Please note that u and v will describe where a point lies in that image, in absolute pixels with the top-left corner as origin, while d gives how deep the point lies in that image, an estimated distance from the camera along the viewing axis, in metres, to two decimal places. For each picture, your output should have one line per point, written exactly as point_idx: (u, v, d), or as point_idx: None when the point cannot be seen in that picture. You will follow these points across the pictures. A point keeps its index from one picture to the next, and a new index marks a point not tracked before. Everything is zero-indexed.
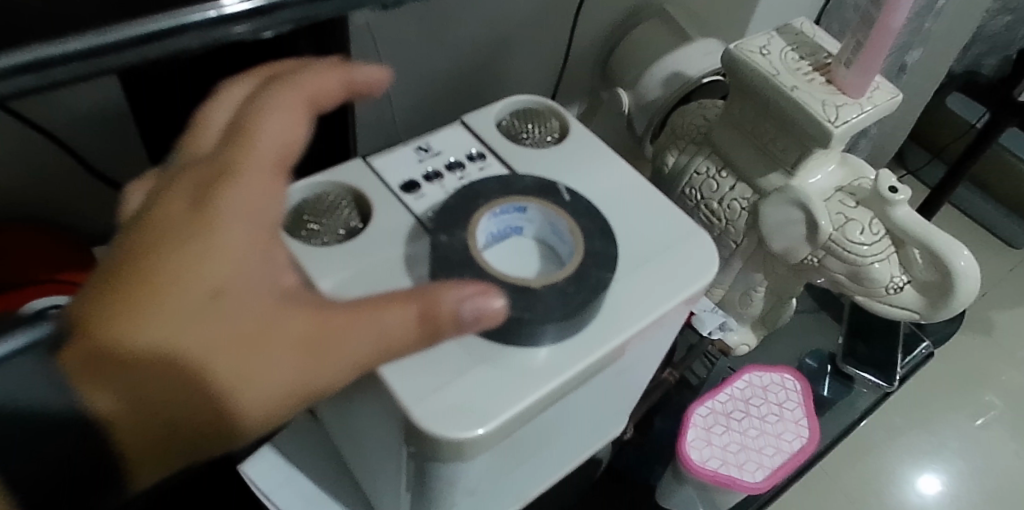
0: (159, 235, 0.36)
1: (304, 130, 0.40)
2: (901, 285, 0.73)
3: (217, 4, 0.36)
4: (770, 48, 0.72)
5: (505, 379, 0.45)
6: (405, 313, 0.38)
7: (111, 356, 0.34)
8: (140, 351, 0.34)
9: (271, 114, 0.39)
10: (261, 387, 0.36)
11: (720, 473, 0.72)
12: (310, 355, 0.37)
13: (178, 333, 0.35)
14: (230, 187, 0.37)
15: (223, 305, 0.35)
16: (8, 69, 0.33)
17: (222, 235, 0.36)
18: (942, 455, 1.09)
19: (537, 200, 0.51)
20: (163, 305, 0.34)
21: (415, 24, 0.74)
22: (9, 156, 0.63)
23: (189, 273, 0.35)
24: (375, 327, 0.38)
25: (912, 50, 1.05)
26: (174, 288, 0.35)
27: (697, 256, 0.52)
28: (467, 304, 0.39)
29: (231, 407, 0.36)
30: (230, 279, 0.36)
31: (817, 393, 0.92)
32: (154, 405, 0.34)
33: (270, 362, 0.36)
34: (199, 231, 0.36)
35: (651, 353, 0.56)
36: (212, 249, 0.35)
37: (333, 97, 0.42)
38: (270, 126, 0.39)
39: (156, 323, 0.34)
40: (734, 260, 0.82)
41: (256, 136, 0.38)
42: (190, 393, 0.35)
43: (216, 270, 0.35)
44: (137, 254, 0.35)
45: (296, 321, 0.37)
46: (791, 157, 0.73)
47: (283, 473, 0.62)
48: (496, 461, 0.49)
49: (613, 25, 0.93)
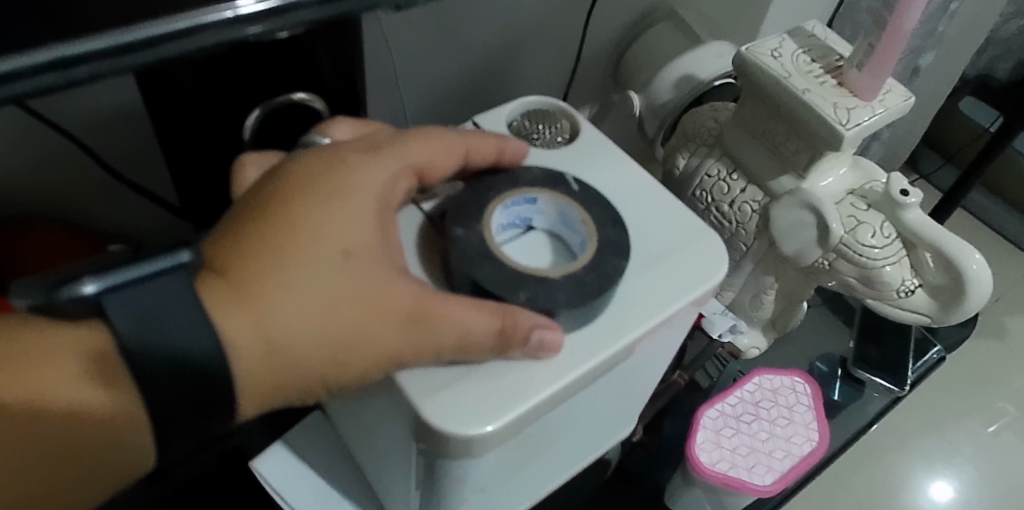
0: (300, 192, 0.42)
1: (446, 159, 0.49)
2: (913, 289, 0.73)
3: (233, 4, 0.37)
4: (782, 51, 0.72)
5: (511, 378, 0.45)
6: (494, 320, 0.43)
7: (250, 287, 0.39)
8: (275, 286, 0.40)
9: (423, 140, 0.48)
10: (365, 345, 0.41)
11: (729, 475, 0.72)
12: (411, 328, 0.42)
13: (311, 277, 0.40)
14: (375, 171, 0.44)
15: (354, 263, 0.41)
16: (33, 67, 0.33)
17: (364, 204, 0.43)
18: (955, 460, 1.08)
19: (547, 191, 0.51)
20: (301, 250, 0.40)
21: (427, 26, 0.75)
22: (25, 154, 0.64)
23: (332, 227, 0.41)
24: (468, 321, 0.42)
25: (925, 54, 1.05)
26: (316, 236, 0.41)
27: (708, 256, 0.52)
28: (544, 332, 0.44)
29: (336, 357, 0.41)
30: (364, 244, 0.42)
31: (828, 397, 0.92)
32: (276, 337, 0.39)
33: (377, 324, 0.41)
34: (349, 196, 0.43)
35: (661, 353, 0.56)
36: (347, 215, 0.42)
37: (483, 156, 0.51)
38: (419, 146, 0.47)
39: (295, 264, 0.40)
40: (745, 262, 0.82)
41: (406, 143, 0.47)
42: (305, 336, 0.40)
43: (353, 231, 0.42)
44: (287, 204, 0.42)
45: (404, 295, 0.42)
46: (802, 159, 0.73)
47: (294, 468, 0.62)
48: (505, 459, 0.49)
49: (624, 28, 0.93)
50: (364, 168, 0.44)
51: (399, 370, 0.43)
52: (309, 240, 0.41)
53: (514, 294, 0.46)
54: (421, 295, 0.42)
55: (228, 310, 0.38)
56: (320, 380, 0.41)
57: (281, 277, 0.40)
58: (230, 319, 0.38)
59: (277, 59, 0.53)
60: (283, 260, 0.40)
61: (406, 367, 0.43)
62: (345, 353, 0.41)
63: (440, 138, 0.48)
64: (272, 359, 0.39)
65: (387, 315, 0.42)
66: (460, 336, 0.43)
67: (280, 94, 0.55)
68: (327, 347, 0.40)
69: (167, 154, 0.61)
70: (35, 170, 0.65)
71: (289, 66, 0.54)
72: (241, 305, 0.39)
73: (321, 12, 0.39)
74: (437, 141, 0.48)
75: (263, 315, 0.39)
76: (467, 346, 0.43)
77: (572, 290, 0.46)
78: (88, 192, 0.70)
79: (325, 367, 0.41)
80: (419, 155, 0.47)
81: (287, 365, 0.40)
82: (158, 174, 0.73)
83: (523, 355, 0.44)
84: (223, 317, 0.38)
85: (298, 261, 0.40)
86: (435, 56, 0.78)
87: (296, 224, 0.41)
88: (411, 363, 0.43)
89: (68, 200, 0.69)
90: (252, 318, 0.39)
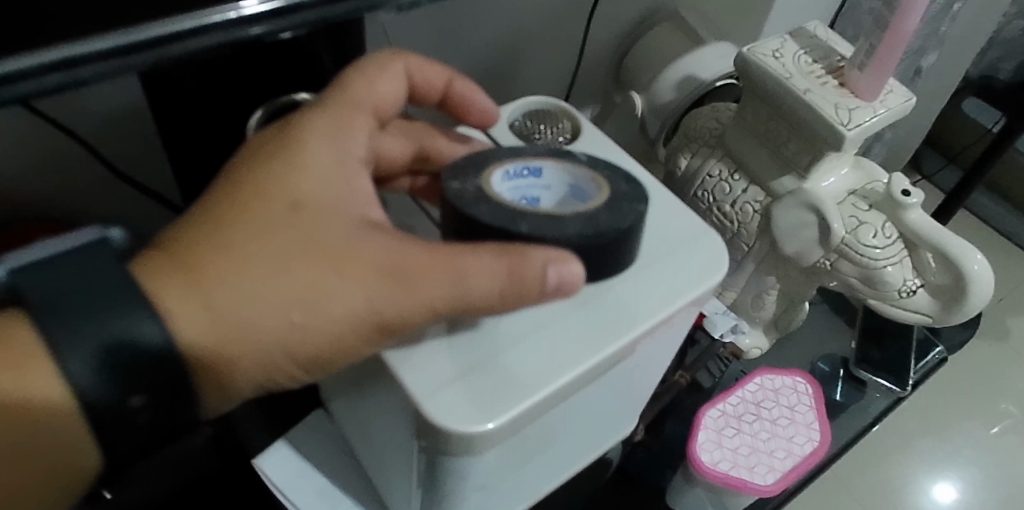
0: (247, 166, 0.43)
1: (399, 86, 0.49)
2: (914, 289, 0.73)
3: (237, 5, 0.37)
4: (783, 51, 0.73)
5: (513, 375, 0.45)
6: (488, 261, 0.41)
7: (196, 257, 0.40)
8: (222, 253, 0.40)
9: (377, 72, 0.48)
10: (332, 301, 0.40)
11: (730, 475, 0.72)
12: (383, 278, 0.41)
13: (258, 237, 0.41)
14: (317, 118, 0.45)
15: (302, 215, 0.42)
16: (39, 67, 0.34)
17: (309, 155, 0.43)
18: (956, 461, 1.08)
19: (553, 160, 0.50)
20: (247, 217, 0.41)
21: (429, 27, 0.75)
22: (31, 154, 0.64)
23: (275, 186, 0.42)
24: (455, 266, 0.41)
25: (928, 54, 1.05)
26: (259, 203, 0.42)
27: (710, 256, 0.52)
28: (564, 265, 0.41)
29: (300, 317, 0.40)
30: (311, 196, 0.43)
31: (830, 398, 0.92)
32: (229, 301, 0.39)
33: (340, 280, 0.41)
34: (292, 151, 0.43)
35: (661, 352, 0.56)
36: (293, 177, 0.43)
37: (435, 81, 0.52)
38: (375, 82, 0.48)
39: (243, 230, 0.41)
40: (746, 263, 0.83)
41: (347, 88, 0.47)
42: (262, 298, 0.40)
43: (297, 185, 0.43)
44: (234, 180, 0.43)
45: (368, 248, 0.42)
46: (803, 160, 0.73)
47: (297, 466, 0.62)
48: (506, 457, 0.50)
49: (626, 29, 0.93)
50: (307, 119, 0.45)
51: (381, 328, 0.42)
52: (255, 204, 0.42)
53: (515, 225, 0.44)
54: (391, 247, 0.42)
55: (171, 278, 0.39)
56: (288, 342, 0.41)
57: (227, 243, 0.40)
58: (175, 288, 0.38)
59: (280, 59, 0.53)
60: (228, 226, 0.41)
61: (386, 322, 0.42)
62: (308, 311, 0.40)
63: (387, 76, 0.48)
64: (229, 325, 0.39)
65: (348, 266, 0.41)
66: (437, 275, 0.41)
67: (282, 93, 0.56)
68: (288, 308, 0.40)
69: (171, 155, 0.62)
70: (39, 170, 0.66)
71: (292, 66, 0.54)
72: (187, 272, 0.39)
73: (324, 12, 0.40)
74: (383, 77, 0.48)
75: (212, 281, 0.39)
76: (459, 290, 0.41)
77: (581, 267, 0.46)
78: (92, 191, 0.70)
79: (286, 327, 0.40)
80: (364, 97, 0.47)
81: (243, 329, 0.39)
82: (162, 174, 0.73)
83: (539, 299, 0.42)
84: (162, 284, 0.38)
85: (243, 224, 0.41)
86: (438, 57, 0.79)
87: (240, 191, 0.42)
88: (390, 319, 0.42)
89: (72, 200, 0.69)
90: (200, 285, 0.39)
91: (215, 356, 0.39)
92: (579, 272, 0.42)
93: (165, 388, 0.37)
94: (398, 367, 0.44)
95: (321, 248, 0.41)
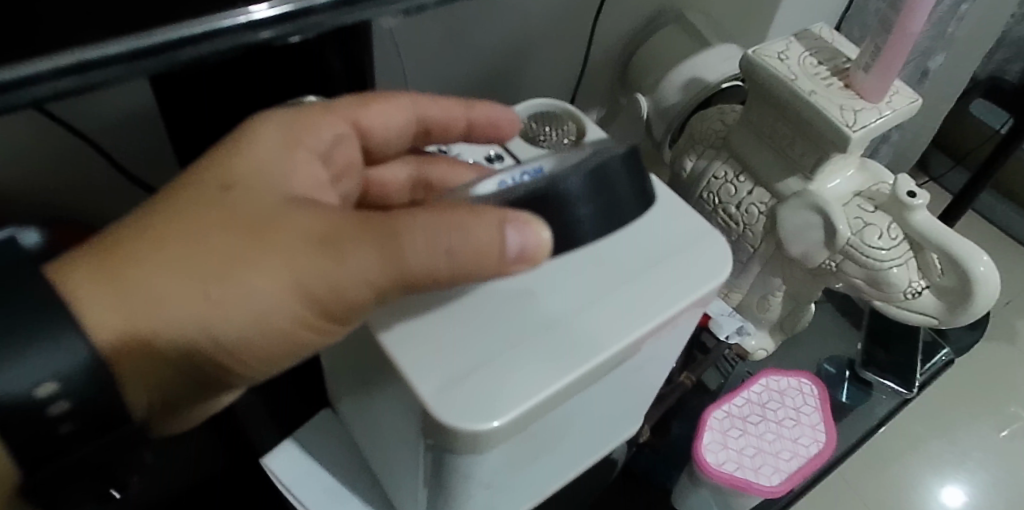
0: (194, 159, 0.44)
1: (397, 117, 0.54)
2: (920, 290, 0.73)
3: (247, 10, 0.38)
4: (789, 53, 0.73)
5: (517, 378, 0.45)
6: (427, 219, 0.39)
7: (116, 235, 0.39)
8: (144, 231, 0.39)
9: (382, 103, 0.53)
10: (255, 272, 0.39)
11: (735, 475, 0.72)
12: (313, 247, 0.39)
13: (179, 217, 0.40)
14: (273, 116, 0.47)
15: (231, 193, 0.41)
16: (53, 72, 0.34)
17: (250, 147, 0.44)
18: (966, 464, 1.08)
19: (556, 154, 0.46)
20: (179, 198, 0.41)
21: (437, 29, 0.75)
22: (43, 156, 0.65)
23: (208, 171, 0.42)
24: (387, 231, 0.39)
25: (935, 56, 1.05)
26: (193, 184, 0.42)
27: (713, 256, 0.52)
28: (525, 225, 0.40)
29: (220, 292, 0.39)
30: (243, 179, 0.43)
31: (836, 399, 0.92)
32: (142, 275, 0.38)
33: (266, 249, 0.39)
34: (235, 143, 0.44)
35: (665, 353, 0.56)
36: (234, 161, 0.43)
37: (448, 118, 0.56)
38: (377, 111, 0.53)
39: (169, 209, 0.40)
40: (753, 264, 0.83)
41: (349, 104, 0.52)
42: (180, 272, 0.39)
43: (232, 169, 0.43)
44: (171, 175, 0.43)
45: (302, 219, 0.40)
46: (809, 161, 0.73)
47: (306, 465, 0.63)
48: (511, 455, 0.50)
49: (631, 31, 0.94)
50: (259, 118, 0.47)
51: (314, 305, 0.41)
52: (181, 190, 0.41)
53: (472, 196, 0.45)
54: (324, 217, 0.40)
55: (86, 262, 0.38)
56: (204, 322, 0.39)
57: (147, 226, 0.40)
58: (83, 266, 0.38)
59: (288, 63, 0.54)
60: (152, 211, 0.41)
61: (315, 297, 0.40)
62: (228, 288, 0.39)
63: (391, 105, 0.53)
64: (137, 297, 0.38)
65: (276, 239, 0.40)
66: (368, 241, 0.39)
67: (290, 95, 0.56)
68: (206, 280, 0.39)
69: (180, 158, 0.62)
70: (51, 171, 0.67)
71: (300, 69, 0.54)
72: (104, 257, 0.38)
73: (333, 17, 0.40)
74: (378, 105, 0.53)
75: (128, 256, 0.38)
76: (395, 255, 0.39)
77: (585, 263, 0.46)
78: (102, 192, 0.71)
79: (201, 306, 0.39)
80: (348, 112, 0.51)
81: (155, 312, 0.38)
82: (171, 176, 0.74)
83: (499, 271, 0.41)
84: (74, 268, 0.38)
85: (168, 207, 0.40)
86: (444, 60, 0.79)
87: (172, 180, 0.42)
88: (318, 292, 0.40)
89: (83, 202, 0.70)
90: (116, 260, 0.38)
91: (125, 341, 0.38)
92: (541, 241, 0.41)
93: (82, 386, 0.36)
94: (398, 359, 0.45)
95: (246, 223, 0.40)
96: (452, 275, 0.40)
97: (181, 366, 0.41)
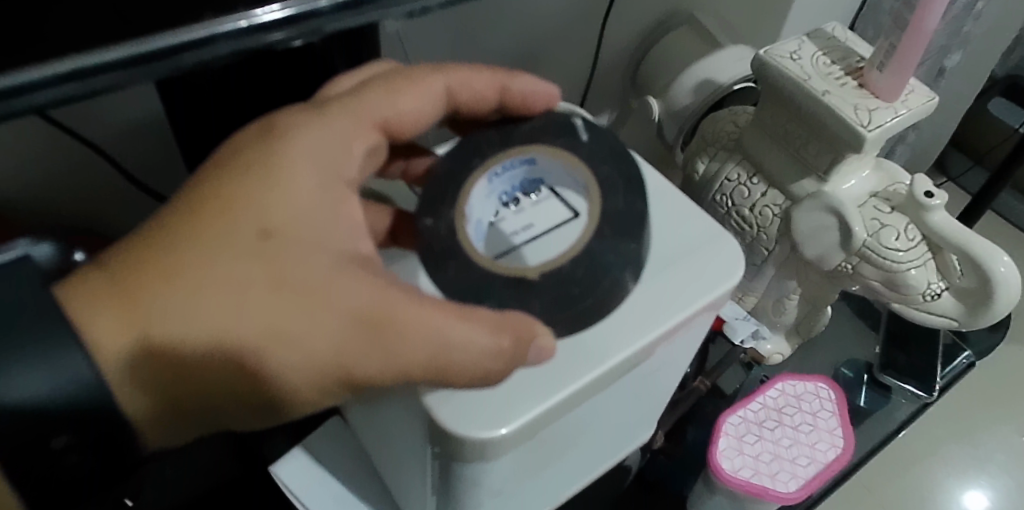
0: (225, 172, 0.40)
1: (421, 103, 0.47)
2: (939, 292, 0.71)
3: (250, 14, 0.37)
4: (801, 53, 0.72)
5: (525, 385, 0.45)
6: (482, 329, 0.39)
7: (140, 276, 0.37)
8: (173, 277, 0.38)
9: (406, 92, 0.46)
10: (292, 344, 0.38)
11: (751, 482, 0.71)
12: (360, 332, 0.38)
13: (215, 265, 0.38)
14: (312, 125, 0.42)
15: (272, 244, 0.39)
16: (50, 79, 0.34)
17: (293, 176, 0.40)
18: (989, 468, 1.06)
19: (543, 148, 0.48)
20: (213, 235, 0.39)
21: (445, 34, 0.75)
22: (51, 165, 0.65)
23: (246, 205, 0.39)
24: (443, 332, 0.39)
25: (952, 54, 1.03)
26: (231, 218, 0.39)
27: (725, 260, 0.52)
28: (542, 337, 0.41)
29: (253, 360, 0.38)
30: (285, 222, 0.40)
31: (854, 404, 0.91)
32: (168, 333, 0.37)
33: (307, 320, 0.38)
34: (275, 165, 0.40)
35: (678, 357, 0.56)
36: (273, 190, 0.40)
37: (478, 84, 0.48)
38: (402, 100, 0.46)
39: (201, 251, 0.38)
40: (767, 267, 0.82)
41: (363, 97, 0.45)
42: (209, 334, 0.38)
43: (271, 207, 0.40)
44: (201, 190, 0.40)
45: (350, 290, 0.39)
46: (823, 162, 0.72)
47: (315, 474, 0.62)
48: (520, 463, 0.49)
49: (642, 33, 0.93)
50: (300, 130, 0.42)
51: (348, 382, 0.40)
52: (217, 226, 0.39)
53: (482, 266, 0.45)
54: (376, 295, 0.39)
55: (107, 300, 0.37)
56: (234, 385, 0.39)
57: (179, 269, 0.38)
58: (102, 315, 0.37)
59: (293, 68, 0.53)
60: (180, 246, 0.38)
61: (351, 377, 0.39)
62: (259, 354, 0.38)
63: (415, 91, 0.46)
64: (161, 355, 0.37)
65: (319, 309, 0.38)
66: (421, 341, 0.39)
67: (297, 100, 0.56)
68: (237, 344, 0.38)
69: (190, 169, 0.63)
70: (61, 180, 0.67)
71: (309, 74, 0.54)
72: (124, 302, 0.37)
73: (336, 20, 0.40)
74: (408, 93, 0.46)
75: (153, 309, 0.37)
76: (443, 357, 0.39)
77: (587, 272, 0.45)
78: (111, 200, 0.71)
79: (230, 369, 0.38)
80: (375, 107, 0.45)
81: (181, 369, 0.38)
82: (179, 180, 0.74)
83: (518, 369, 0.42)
84: (97, 305, 0.37)
85: (200, 248, 0.38)
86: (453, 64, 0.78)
87: (202, 205, 0.39)
88: (353, 372, 0.39)
89: (91, 208, 0.70)
90: (140, 309, 0.37)
91: (154, 385, 0.38)
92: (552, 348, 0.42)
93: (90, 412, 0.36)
94: None
95: (286, 283, 0.38)
96: (497, 378, 0.41)
97: (203, 414, 0.40)
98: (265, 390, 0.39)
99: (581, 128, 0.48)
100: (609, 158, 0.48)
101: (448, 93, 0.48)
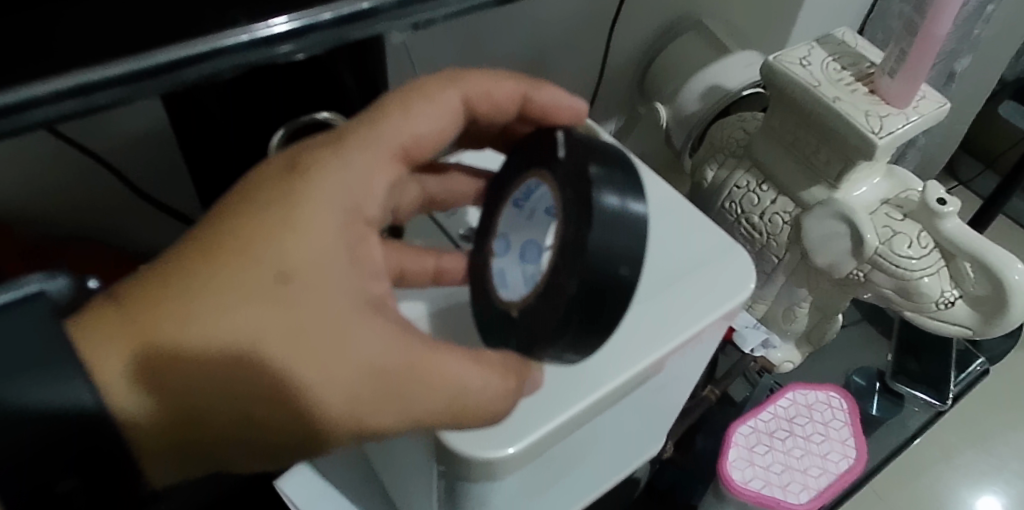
0: (242, 205, 0.36)
1: (446, 127, 0.41)
2: (953, 300, 0.70)
3: (251, 28, 0.37)
4: (811, 59, 0.71)
5: (532, 403, 0.44)
6: (496, 378, 0.38)
7: (148, 321, 0.34)
8: (185, 322, 0.34)
9: (420, 107, 0.40)
10: (309, 398, 0.35)
11: (762, 493, 0.70)
12: (380, 386, 0.36)
13: (230, 310, 0.34)
14: (332, 155, 0.37)
15: (291, 292, 0.35)
16: (54, 94, 0.34)
17: (313, 212, 0.36)
18: (1002, 475, 1.04)
19: (539, 172, 0.43)
20: (231, 277, 0.35)
21: (451, 44, 0.74)
22: (55, 178, 0.65)
23: (262, 247, 0.35)
24: (462, 381, 0.37)
25: (962, 58, 1.02)
26: (247, 258, 0.35)
27: (736, 271, 0.51)
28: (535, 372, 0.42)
29: (269, 412, 0.35)
30: (304, 263, 0.35)
31: (866, 412, 0.90)
32: (181, 383, 0.34)
33: (325, 375, 0.35)
34: (293, 200, 0.36)
35: (688, 371, 0.55)
36: (291, 229, 0.35)
37: (502, 92, 0.43)
38: (420, 116, 0.39)
39: (215, 295, 0.34)
40: (777, 275, 0.81)
41: (377, 116, 0.39)
42: (224, 386, 0.34)
43: (290, 246, 0.35)
44: (215, 226, 0.36)
45: (372, 342, 0.35)
46: (834, 170, 0.71)
47: (319, 488, 0.62)
48: (527, 481, 0.49)
49: (650, 39, 0.92)
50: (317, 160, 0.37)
51: (364, 436, 0.37)
52: (235, 265, 0.35)
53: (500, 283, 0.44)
54: (399, 348, 0.36)
55: (114, 347, 0.33)
56: (246, 436, 0.36)
57: (192, 313, 0.34)
58: (110, 360, 0.33)
59: (299, 79, 0.53)
60: (192, 288, 0.34)
61: (367, 431, 0.36)
62: (274, 406, 0.35)
63: (427, 108, 0.40)
64: (170, 407, 0.34)
65: (338, 364, 0.35)
66: (442, 392, 0.37)
67: (301, 112, 0.55)
68: (252, 395, 0.35)
69: (197, 179, 0.62)
70: (66, 193, 0.66)
71: (315, 83, 0.54)
72: (132, 348, 0.33)
73: (339, 33, 0.39)
74: (424, 106, 0.40)
75: (165, 357, 0.34)
76: (462, 406, 0.37)
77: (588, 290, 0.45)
78: (116, 212, 0.70)
79: (243, 422, 0.35)
80: (389, 135, 0.38)
81: (191, 422, 0.35)
82: (184, 190, 0.73)
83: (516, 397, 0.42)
84: (102, 351, 0.33)
85: (216, 291, 0.34)
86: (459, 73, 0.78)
87: (218, 242, 0.35)
88: (372, 427, 0.36)
89: (95, 219, 0.70)
90: (150, 357, 0.33)
91: (158, 444, 0.34)
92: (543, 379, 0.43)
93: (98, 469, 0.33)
94: None
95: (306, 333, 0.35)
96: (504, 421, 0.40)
97: (212, 466, 0.37)
98: (279, 444, 0.36)
99: (561, 143, 0.42)
100: (572, 178, 0.40)
101: (465, 103, 0.42)
